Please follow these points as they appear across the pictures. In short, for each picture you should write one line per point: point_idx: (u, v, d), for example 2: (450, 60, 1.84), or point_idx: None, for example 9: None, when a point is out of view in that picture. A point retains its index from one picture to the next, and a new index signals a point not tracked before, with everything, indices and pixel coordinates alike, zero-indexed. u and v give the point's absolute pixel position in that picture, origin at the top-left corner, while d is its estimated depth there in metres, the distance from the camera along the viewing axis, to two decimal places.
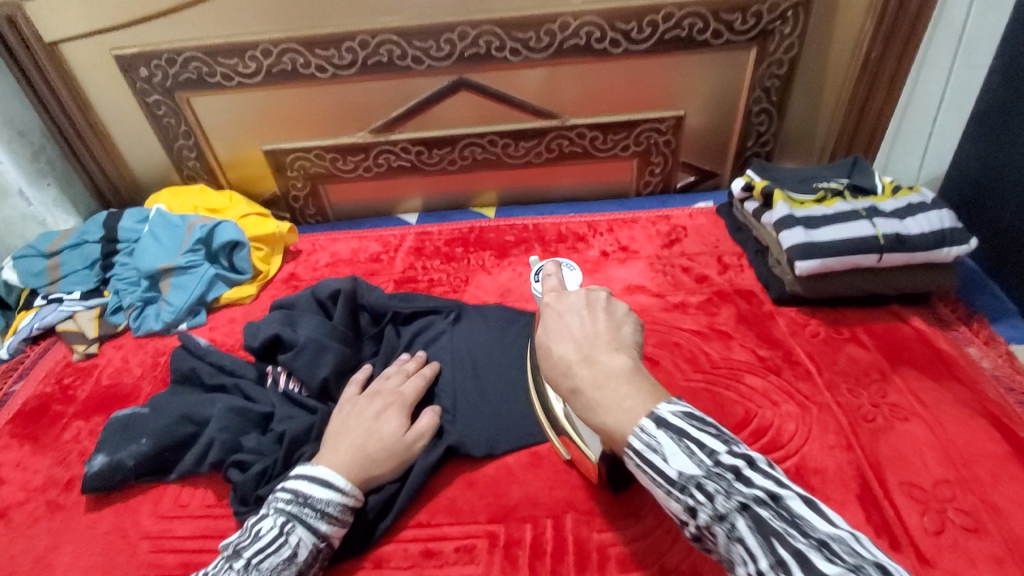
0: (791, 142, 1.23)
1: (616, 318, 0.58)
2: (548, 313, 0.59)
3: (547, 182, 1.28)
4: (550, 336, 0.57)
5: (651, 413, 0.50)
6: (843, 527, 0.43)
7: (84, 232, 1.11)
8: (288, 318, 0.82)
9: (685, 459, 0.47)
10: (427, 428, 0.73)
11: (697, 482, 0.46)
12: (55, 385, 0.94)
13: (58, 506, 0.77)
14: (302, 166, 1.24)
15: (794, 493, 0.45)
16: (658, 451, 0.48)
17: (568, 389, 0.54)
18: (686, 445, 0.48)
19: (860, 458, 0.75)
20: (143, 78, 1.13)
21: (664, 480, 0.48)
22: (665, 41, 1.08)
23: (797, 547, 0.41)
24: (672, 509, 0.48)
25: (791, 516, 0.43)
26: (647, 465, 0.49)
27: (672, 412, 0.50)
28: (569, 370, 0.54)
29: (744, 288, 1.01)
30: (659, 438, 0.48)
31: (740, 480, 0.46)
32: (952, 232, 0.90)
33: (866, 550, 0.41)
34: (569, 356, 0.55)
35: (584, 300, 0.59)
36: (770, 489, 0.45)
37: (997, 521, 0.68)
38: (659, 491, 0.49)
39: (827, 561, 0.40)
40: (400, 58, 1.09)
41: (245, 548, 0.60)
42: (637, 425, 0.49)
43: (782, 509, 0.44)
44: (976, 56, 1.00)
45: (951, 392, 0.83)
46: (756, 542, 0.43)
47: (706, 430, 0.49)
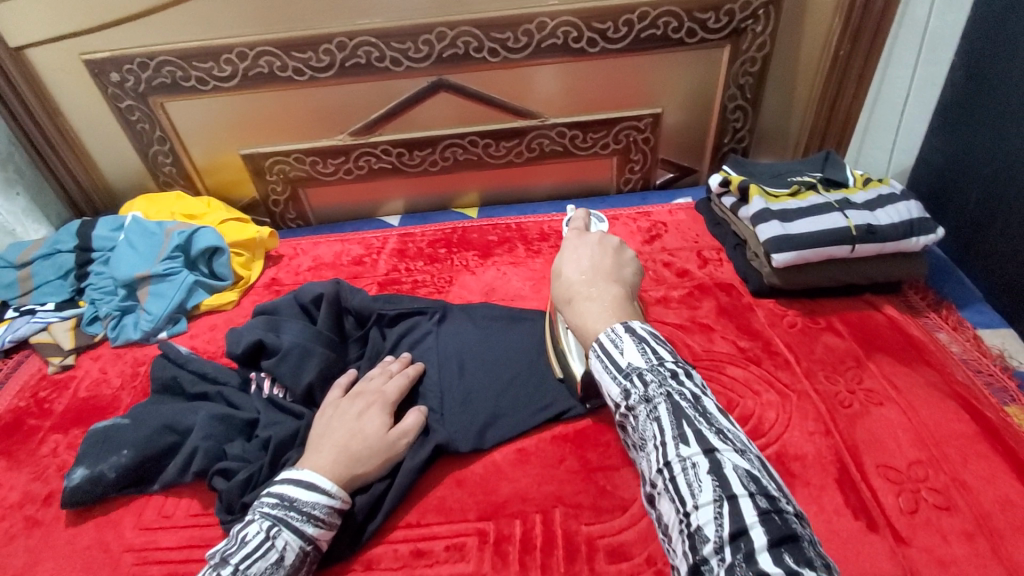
0: (765, 138, 1.26)
1: (622, 261, 0.68)
2: (567, 246, 0.70)
3: (529, 182, 1.29)
4: (564, 262, 0.68)
5: (622, 322, 0.56)
6: (745, 436, 0.49)
7: (56, 241, 1.08)
8: (271, 324, 0.81)
9: (637, 353, 0.53)
10: (413, 426, 0.74)
11: (640, 372, 0.52)
12: (31, 398, 0.92)
13: (38, 521, 0.75)
14: (281, 170, 1.23)
15: (715, 403, 0.51)
16: (616, 345, 0.54)
17: (565, 302, 0.64)
18: (642, 346, 0.54)
19: (837, 442, 0.77)
20: (115, 83, 1.11)
21: (614, 365, 0.53)
22: (642, 40, 1.10)
23: (702, 430, 0.47)
24: (611, 393, 0.54)
25: (706, 412, 0.48)
26: (604, 355, 0.55)
27: (638, 325, 0.56)
28: (570, 286, 0.65)
29: (723, 282, 1.03)
30: (624, 339, 0.55)
31: (675, 377, 0.51)
32: (920, 222, 0.93)
33: (756, 452, 0.48)
34: (573, 276, 0.65)
35: (600, 241, 0.70)
36: (697, 391, 0.50)
37: (967, 499, 0.71)
38: (605, 376, 0.54)
39: (721, 443, 0.46)
40: (379, 60, 1.09)
41: (232, 555, 0.58)
42: (609, 328, 0.57)
43: (700, 406, 0.49)
44: (938, 52, 1.04)
45: (922, 376, 0.85)
46: (670, 422, 0.48)
47: (663, 345, 0.54)
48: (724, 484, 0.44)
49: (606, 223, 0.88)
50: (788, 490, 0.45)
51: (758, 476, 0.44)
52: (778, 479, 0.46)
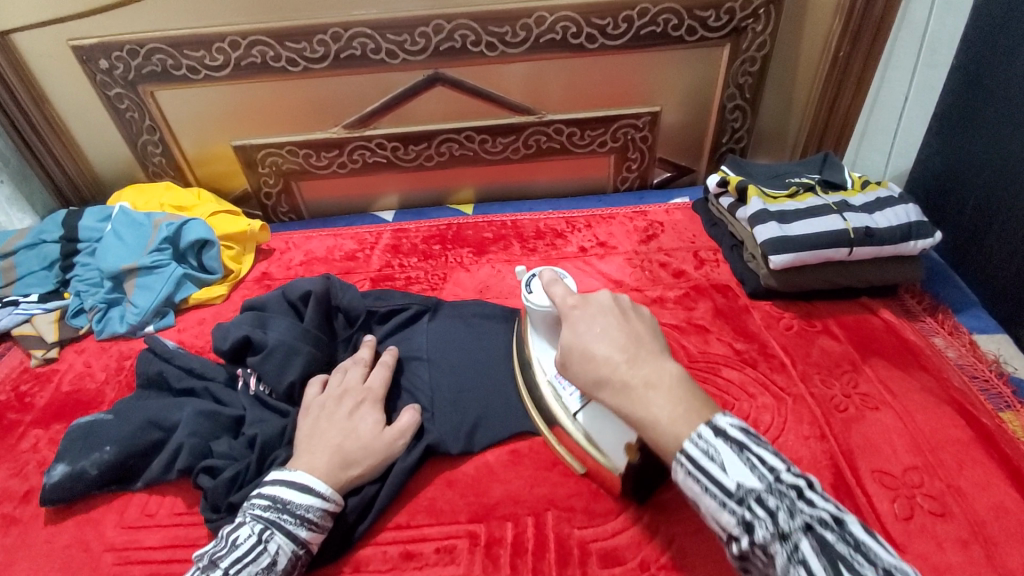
0: (763, 139, 1.25)
1: (647, 323, 0.60)
2: (581, 317, 0.60)
3: (526, 179, 1.27)
4: (588, 340, 0.57)
5: (708, 423, 0.49)
6: (904, 562, 0.43)
7: (42, 231, 1.05)
8: (259, 320, 0.79)
9: (744, 469, 0.47)
10: (409, 425, 0.72)
11: (757, 496, 0.46)
12: (11, 392, 0.90)
13: (15, 519, 0.73)
14: (273, 162, 1.21)
15: (855, 521, 0.45)
16: (716, 461, 0.47)
17: (614, 390, 0.54)
18: (746, 457, 0.47)
19: (833, 447, 0.77)
20: (104, 70, 1.08)
21: (722, 490, 0.47)
22: (641, 37, 1.09)
23: (864, 574, 0.41)
24: (723, 523, 0.47)
25: (857, 542, 0.43)
26: (701, 473, 0.48)
27: (731, 423, 0.49)
28: (616, 371, 0.54)
29: (720, 283, 1.02)
30: (718, 447, 0.48)
31: (802, 499, 0.45)
32: (918, 225, 0.92)
33: None
34: (611, 355, 0.55)
35: (613, 301, 0.61)
36: (832, 512, 0.45)
37: (961, 505, 0.71)
38: (708, 500, 0.48)
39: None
40: (374, 52, 1.07)
41: (222, 558, 0.58)
42: (695, 431, 0.49)
43: (847, 536, 0.44)
44: (938, 56, 1.04)
45: (918, 380, 0.85)
46: (822, 565, 0.42)
47: (765, 447, 0.48)
48: None
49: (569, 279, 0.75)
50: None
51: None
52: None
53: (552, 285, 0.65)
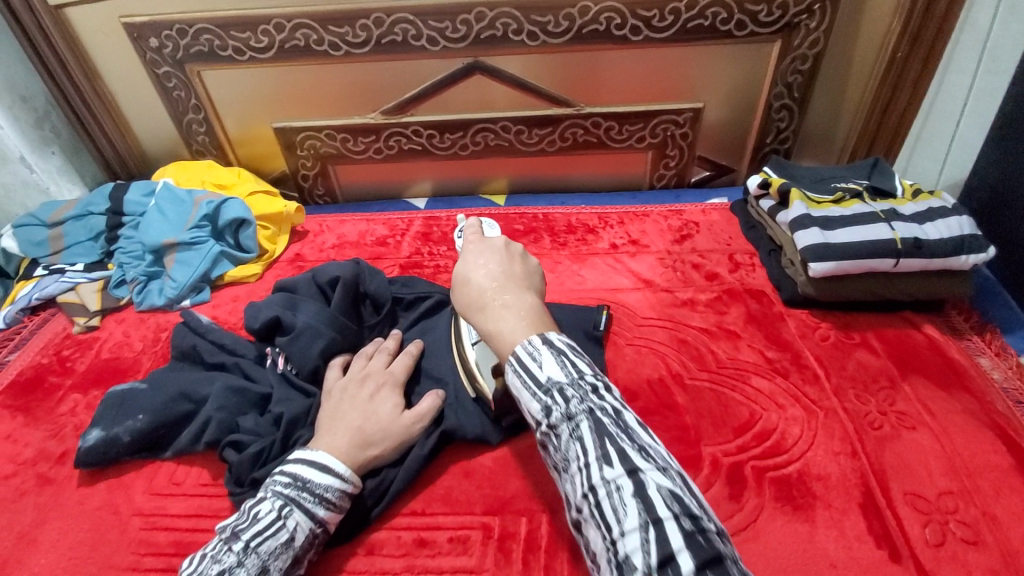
0: (811, 141, 1.20)
1: (530, 271, 0.63)
2: (469, 251, 0.63)
3: (561, 173, 1.26)
4: (468, 269, 0.61)
5: (539, 334, 0.53)
6: (664, 447, 0.48)
7: (90, 202, 1.10)
8: (289, 301, 0.81)
9: (556, 367, 0.50)
10: (429, 408, 0.72)
11: (561, 388, 0.49)
12: (54, 356, 0.94)
13: (51, 478, 0.77)
14: (311, 145, 1.22)
15: (633, 413, 0.50)
16: (535, 360, 0.51)
17: (475, 309, 0.58)
18: (561, 358, 0.50)
19: (864, 465, 0.74)
20: (154, 48, 1.11)
21: (534, 382, 0.50)
22: (687, 31, 1.05)
23: (625, 450, 0.46)
24: (530, 411, 0.50)
25: (627, 427, 0.47)
26: (521, 367, 0.51)
27: (557, 339, 0.53)
28: (481, 292, 0.58)
29: (755, 288, 0.99)
30: (541, 351, 0.51)
31: (596, 392, 0.49)
32: (971, 239, 0.87)
33: (673, 462, 0.47)
34: (482, 284, 0.59)
35: (504, 246, 0.64)
36: (617, 405, 0.49)
37: (998, 535, 0.67)
38: (525, 392, 0.50)
39: (644, 463, 0.45)
40: (415, 38, 1.07)
41: (243, 530, 0.59)
42: (527, 338, 0.52)
43: (621, 422, 0.48)
44: (999, 62, 0.95)
45: (960, 403, 0.81)
46: (593, 443, 0.46)
47: (583, 357, 0.52)
48: (649, 510, 0.43)
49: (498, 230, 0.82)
50: (708, 506, 0.45)
51: (682, 494, 0.44)
52: (698, 494, 0.46)
53: (471, 223, 0.70)
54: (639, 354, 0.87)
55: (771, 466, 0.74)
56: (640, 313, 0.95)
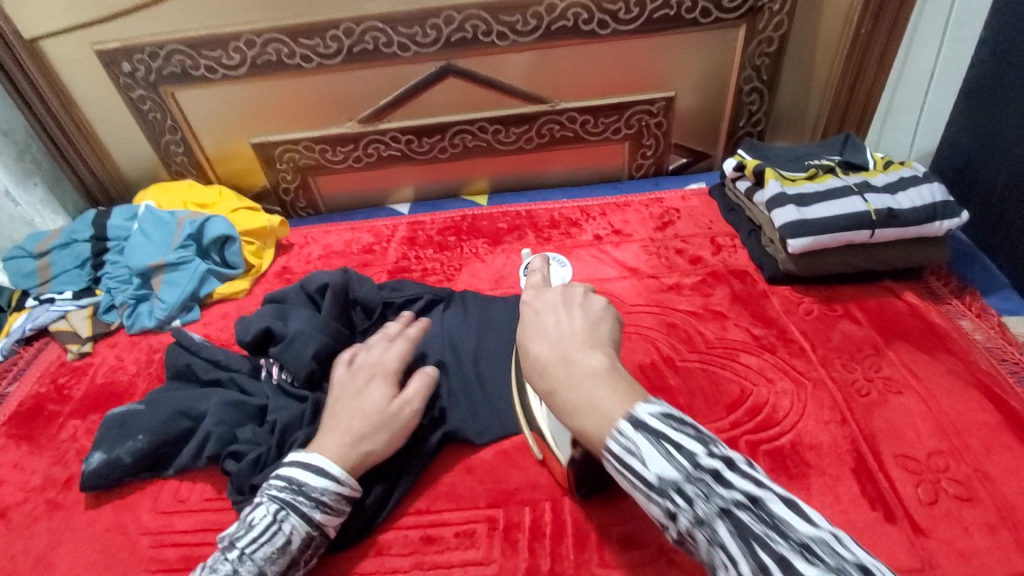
0: (782, 121, 1.23)
1: (593, 318, 0.59)
2: (531, 316, 0.61)
3: (540, 169, 1.27)
4: (530, 338, 0.58)
5: (626, 415, 0.47)
6: (822, 524, 0.41)
7: (73, 231, 1.09)
8: (280, 312, 0.82)
9: (663, 462, 0.44)
10: (417, 392, 0.71)
11: (677, 486, 0.44)
12: (51, 384, 0.94)
13: (58, 504, 0.77)
14: (291, 158, 1.23)
15: (774, 493, 0.43)
16: (636, 456, 0.45)
17: (542, 384, 0.55)
18: (664, 448, 0.45)
19: (854, 432, 0.76)
20: (126, 73, 1.11)
21: (643, 483, 0.45)
22: (654, 21, 1.07)
23: (779, 551, 0.39)
24: (653, 513, 0.46)
25: (772, 520, 0.41)
26: (625, 467, 0.46)
27: (650, 413, 0.47)
28: (544, 365, 0.55)
29: (737, 268, 1.01)
30: (637, 441, 0.46)
31: (719, 482, 0.43)
32: (943, 206, 0.90)
33: (842, 545, 0.40)
34: (544, 355, 0.55)
35: (563, 300, 0.62)
36: (750, 491, 0.43)
37: (989, 490, 0.69)
38: (639, 493, 0.46)
39: (806, 564, 0.38)
40: (386, 45, 1.08)
41: (239, 538, 0.60)
42: (614, 427, 0.47)
43: (763, 513, 0.41)
44: (966, 30, 1.00)
45: (943, 364, 0.83)
46: (738, 548, 0.40)
47: (683, 430, 0.46)
48: None
49: (567, 266, 0.98)
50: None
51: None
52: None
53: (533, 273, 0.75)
54: (630, 340, 0.89)
55: (765, 439, 0.75)
56: (629, 301, 0.96)
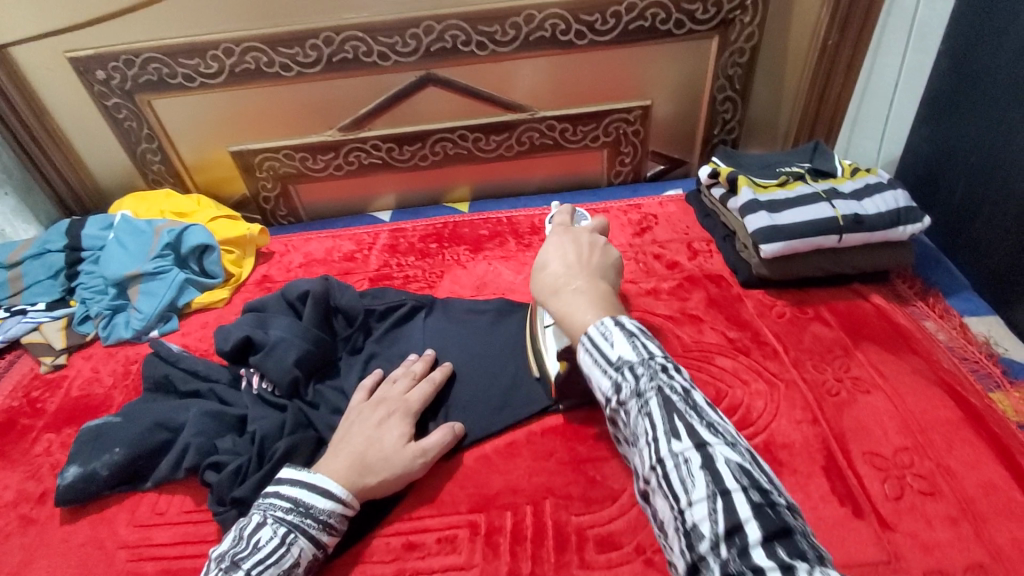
0: (755, 129, 1.26)
1: (609, 261, 0.64)
2: (553, 242, 0.65)
3: (521, 176, 1.29)
4: (550, 257, 0.63)
5: (612, 318, 0.53)
6: (732, 423, 0.47)
7: (46, 240, 1.08)
8: (260, 321, 0.83)
9: (628, 347, 0.50)
10: (439, 443, 0.72)
11: (631, 365, 0.49)
12: (24, 398, 0.92)
13: (32, 519, 0.76)
14: (270, 166, 1.22)
15: (704, 393, 0.48)
16: (607, 339, 0.51)
17: (548, 293, 0.60)
18: (636, 342, 0.50)
19: (825, 431, 0.78)
20: (102, 81, 1.10)
21: (605, 359, 0.50)
22: (630, 32, 1.10)
23: (692, 422, 0.44)
24: (600, 386, 0.51)
25: (698, 405, 0.46)
26: (593, 348, 0.51)
27: (629, 320, 0.52)
28: (555, 278, 0.60)
29: (713, 273, 1.03)
30: (614, 332, 0.51)
31: (666, 372, 0.48)
32: (906, 211, 0.94)
33: (744, 442, 0.45)
34: (557, 271, 0.60)
35: (586, 238, 0.65)
36: (687, 385, 0.48)
37: (952, 484, 0.72)
38: (596, 370, 0.51)
39: (712, 437, 0.44)
40: (366, 55, 1.08)
41: (244, 559, 0.59)
42: (599, 320, 0.53)
43: (690, 397, 0.46)
44: (926, 41, 1.04)
45: (908, 363, 0.86)
46: (660, 416, 0.45)
47: (654, 340, 0.51)
48: (717, 481, 0.41)
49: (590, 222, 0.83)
50: (773, 478, 0.44)
51: (747, 468, 0.42)
52: (768, 472, 0.44)
53: (561, 215, 0.78)
54: None
55: None
56: None
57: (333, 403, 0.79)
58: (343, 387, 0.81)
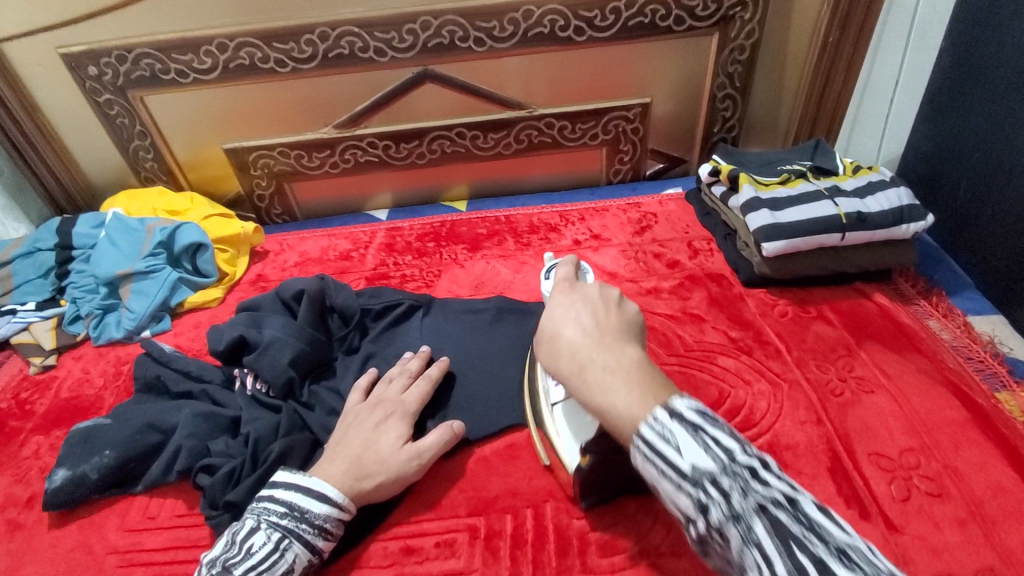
0: (755, 127, 1.25)
1: (631, 319, 0.52)
2: (557, 303, 0.54)
3: (519, 174, 1.27)
4: (561, 324, 0.52)
5: (663, 406, 0.43)
6: (857, 534, 0.38)
7: (37, 239, 1.06)
8: (253, 320, 0.81)
9: (700, 451, 0.40)
10: (434, 444, 0.70)
11: (712, 477, 0.39)
12: (12, 400, 0.90)
13: (19, 524, 0.74)
14: (265, 164, 1.21)
15: (808, 497, 0.39)
16: (669, 443, 0.41)
17: (573, 371, 0.48)
18: (704, 440, 0.40)
19: (830, 431, 0.77)
20: (93, 77, 1.08)
21: (675, 472, 0.40)
22: (629, 28, 1.09)
23: (817, 554, 0.36)
24: (677, 506, 0.41)
25: (812, 523, 0.37)
26: (656, 458, 0.41)
27: (687, 406, 0.42)
28: (576, 352, 0.49)
29: (714, 272, 1.02)
30: (673, 429, 0.41)
31: (758, 477, 0.39)
32: (910, 209, 0.93)
33: (881, 560, 0.36)
34: (578, 341, 0.49)
35: (597, 294, 0.54)
36: (787, 491, 0.39)
37: (959, 485, 0.71)
38: (665, 485, 0.41)
39: (850, 574, 0.34)
40: (362, 50, 1.07)
41: (236, 565, 0.58)
42: (649, 414, 0.42)
43: (800, 514, 0.38)
44: (927, 38, 1.03)
45: (912, 363, 0.85)
46: (775, 547, 0.36)
47: (723, 428, 0.42)
48: None
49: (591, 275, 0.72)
50: None
51: None
52: None
53: (559, 267, 0.65)
54: None
55: None
56: None
57: (329, 404, 0.78)
58: (339, 388, 0.80)
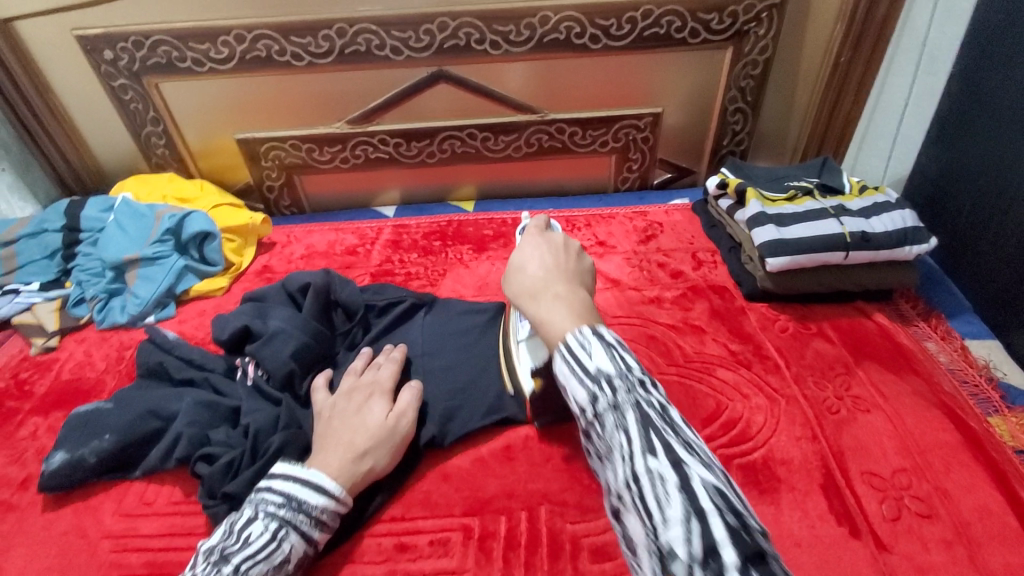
0: (764, 141, 1.26)
1: (582, 267, 0.68)
2: (528, 244, 0.70)
3: (528, 177, 1.28)
4: (526, 259, 0.67)
5: (590, 324, 0.55)
6: (707, 445, 0.50)
7: (43, 220, 1.06)
8: (258, 310, 0.82)
9: (606, 358, 0.52)
10: (410, 404, 0.72)
11: (610, 380, 0.51)
12: (12, 379, 0.91)
13: (14, 504, 0.74)
14: (276, 156, 1.21)
15: (677, 411, 0.52)
16: (585, 349, 0.53)
17: (528, 296, 0.63)
18: (611, 351, 0.53)
19: (824, 448, 0.78)
20: (108, 61, 1.09)
21: (582, 370, 0.53)
22: (644, 38, 1.09)
23: (670, 442, 0.48)
24: (577, 398, 0.53)
25: (672, 422, 0.50)
26: (572, 356, 0.54)
27: (606, 330, 0.55)
28: (533, 281, 0.64)
29: (717, 284, 1.03)
30: (591, 342, 0.53)
31: (643, 387, 0.52)
32: (914, 231, 0.93)
33: (716, 461, 0.49)
34: (538, 274, 0.64)
35: (560, 242, 0.70)
36: (662, 401, 0.51)
37: (949, 507, 0.72)
38: (572, 379, 0.53)
39: (687, 454, 0.47)
40: (379, 48, 1.07)
41: (233, 554, 0.58)
42: (577, 328, 0.55)
43: (667, 417, 0.50)
44: (937, 64, 1.04)
45: (908, 384, 0.86)
46: (639, 433, 0.48)
47: (628, 351, 0.54)
48: (693, 501, 0.43)
49: None
50: (747, 502, 0.46)
51: (721, 487, 0.45)
52: (739, 490, 0.47)
53: (535, 226, 0.74)
54: None
55: (738, 453, 0.77)
56: (610, 312, 0.98)
57: None
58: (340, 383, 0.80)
